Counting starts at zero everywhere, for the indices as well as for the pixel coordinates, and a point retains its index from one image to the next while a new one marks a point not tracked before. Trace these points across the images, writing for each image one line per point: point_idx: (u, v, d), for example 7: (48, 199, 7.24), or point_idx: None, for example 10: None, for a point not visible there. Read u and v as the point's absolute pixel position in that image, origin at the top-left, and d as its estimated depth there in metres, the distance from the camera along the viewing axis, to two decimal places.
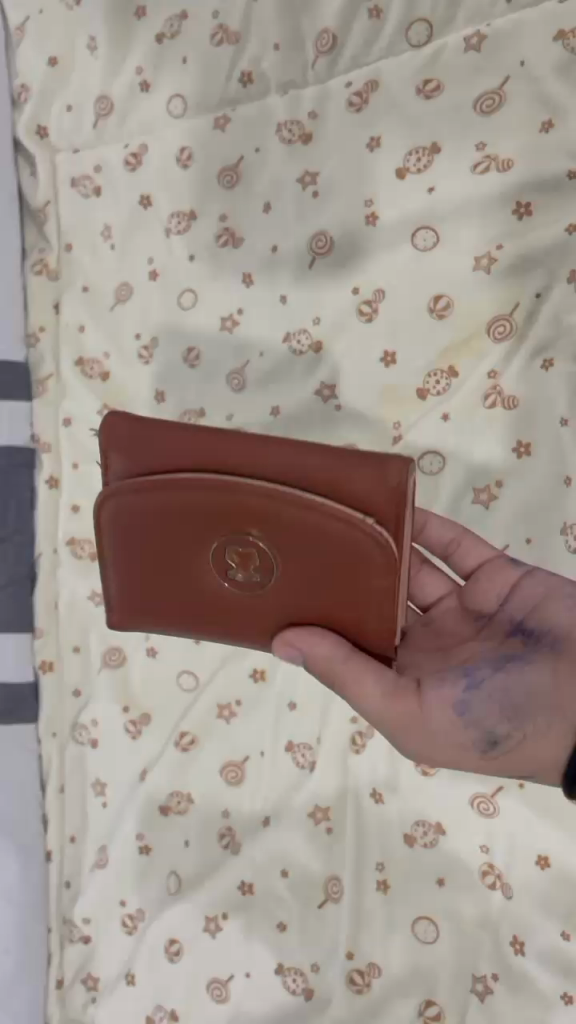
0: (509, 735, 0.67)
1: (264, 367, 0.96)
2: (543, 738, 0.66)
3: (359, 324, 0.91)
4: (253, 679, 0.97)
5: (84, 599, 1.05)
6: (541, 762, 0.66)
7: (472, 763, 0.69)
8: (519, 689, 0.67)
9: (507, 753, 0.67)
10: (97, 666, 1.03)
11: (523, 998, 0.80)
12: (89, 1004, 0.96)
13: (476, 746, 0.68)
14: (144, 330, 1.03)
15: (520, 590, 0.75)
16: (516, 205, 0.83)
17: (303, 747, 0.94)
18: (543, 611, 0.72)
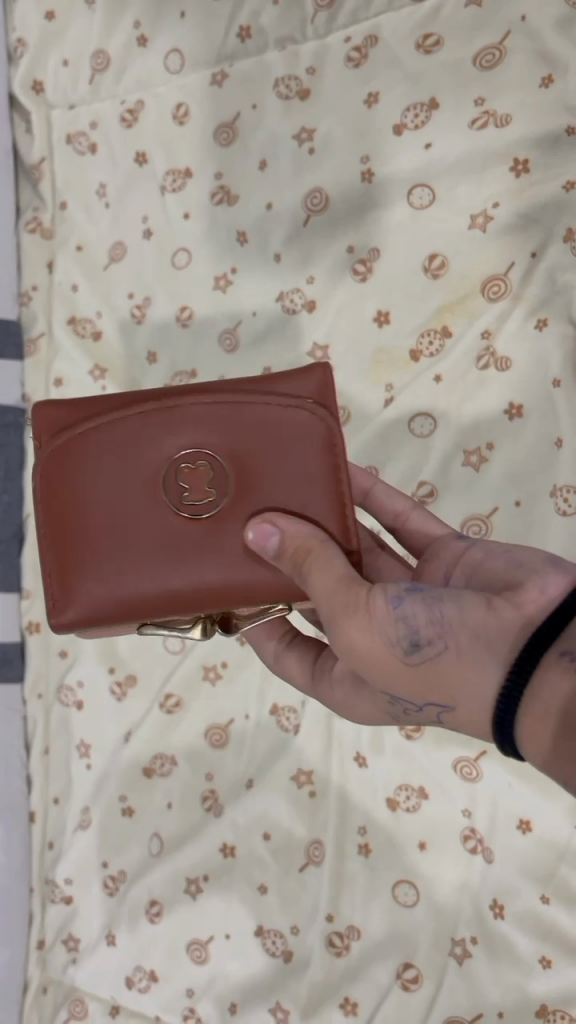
0: (432, 644, 0.52)
1: (257, 326, 0.95)
2: (468, 662, 0.51)
3: (353, 284, 0.90)
4: (240, 642, 0.96)
5: None
6: (464, 691, 0.51)
7: (402, 680, 0.53)
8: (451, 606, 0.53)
9: (429, 663, 0.52)
10: None
11: (502, 964, 0.78)
12: (69, 966, 0.96)
13: (397, 644, 0.52)
14: (137, 288, 1.02)
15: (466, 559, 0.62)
16: (513, 163, 0.82)
17: (288, 710, 0.93)
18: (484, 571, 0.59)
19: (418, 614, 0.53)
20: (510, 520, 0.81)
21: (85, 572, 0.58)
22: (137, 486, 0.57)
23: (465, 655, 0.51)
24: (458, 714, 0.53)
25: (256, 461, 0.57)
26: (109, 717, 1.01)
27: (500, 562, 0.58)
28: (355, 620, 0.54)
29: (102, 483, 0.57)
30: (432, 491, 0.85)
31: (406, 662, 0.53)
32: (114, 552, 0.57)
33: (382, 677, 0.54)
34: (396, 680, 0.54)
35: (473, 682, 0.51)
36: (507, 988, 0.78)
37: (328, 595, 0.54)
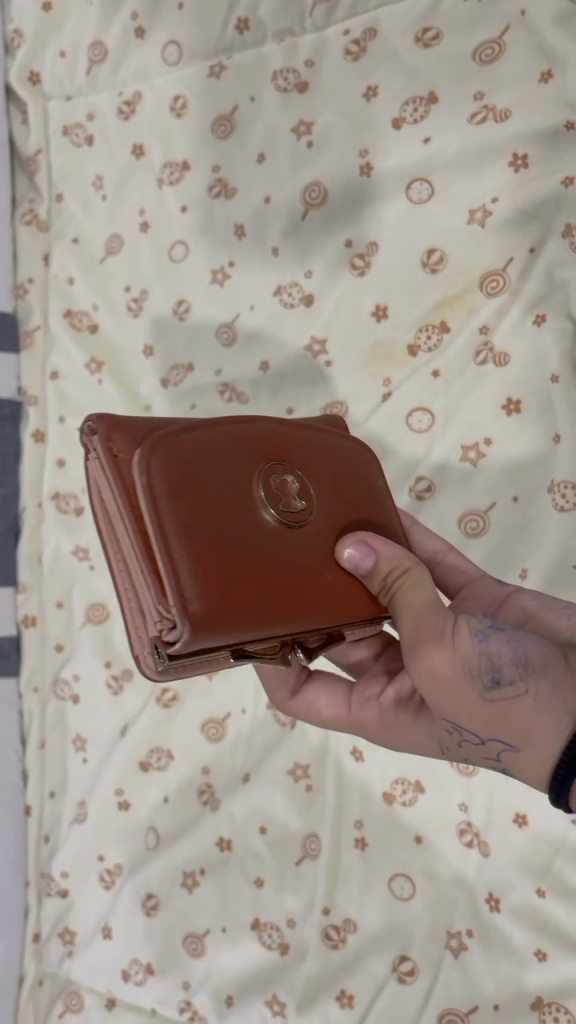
0: (513, 685, 0.51)
1: (254, 320, 0.95)
2: (550, 711, 0.49)
3: (351, 278, 0.90)
4: None
5: (68, 554, 1.04)
6: (533, 737, 0.50)
7: (473, 716, 0.52)
8: (535, 647, 0.52)
9: (503, 702, 0.51)
10: (79, 621, 1.03)
11: (497, 956, 0.79)
12: (66, 959, 0.97)
13: (477, 679, 0.52)
14: (134, 282, 1.02)
15: (508, 607, 0.62)
16: (512, 158, 0.82)
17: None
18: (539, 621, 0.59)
19: (502, 652, 0.52)
20: (507, 515, 0.81)
21: (197, 592, 0.48)
22: (237, 497, 0.52)
23: (543, 703, 0.50)
24: (521, 758, 0.51)
25: (331, 484, 0.58)
26: (105, 711, 1.00)
27: (563, 620, 0.58)
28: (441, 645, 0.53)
29: (211, 488, 0.51)
30: (429, 486, 0.85)
31: (483, 698, 0.51)
32: (231, 562, 0.50)
33: (453, 708, 0.53)
34: (466, 712, 0.53)
35: (543, 731, 0.49)
36: (502, 981, 0.78)
37: (419, 610, 0.55)
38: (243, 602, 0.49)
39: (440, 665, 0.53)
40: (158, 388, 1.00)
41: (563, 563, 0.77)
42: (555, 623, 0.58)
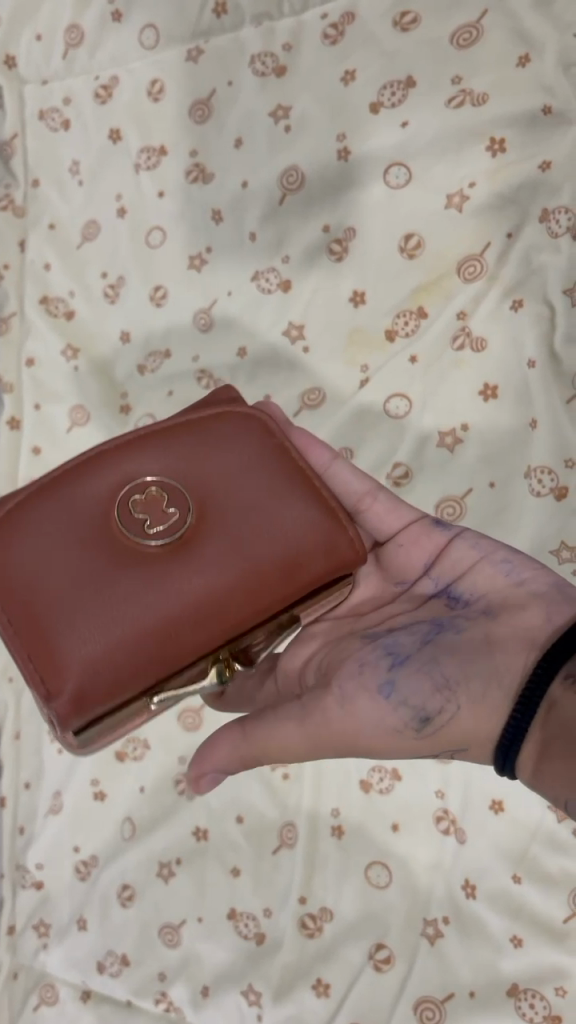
0: (443, 710, 0.55)
1: (232, 307, 0.95)
2: (483, 712, 0.55)
3: (329, 263, 0.90)
4: None
5: None
6: (475, 737, 0.55)
7: (415, 747, 0.57)
8: (449, 665, 0.57)
9: (439, 729, 0.56)
10: None
11: (473, 943, 0.79)
12: (40, 952, 0.93)
13: (408, 723, 0.56)
14: (111, 268, 1.01)
15: (445, 557, 0.67)
16: (490, 143, 0.82)
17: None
18: (471, 573, 0.65)
19: (420, 691, 0.56)
20: (483, 500, 0.81)
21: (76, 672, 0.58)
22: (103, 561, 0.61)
23: (475, 708, 0.55)
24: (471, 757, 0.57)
25: (206, 484, 0.65)
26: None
27: (501, 576, 0.63)
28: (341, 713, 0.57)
29: (76, 573, 0.61)
30: (407, 472, 0.85)
31: (419, 736, 0.56)
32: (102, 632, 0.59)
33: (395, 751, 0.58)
34: (406, 748, 0.57)
35: (479, 734, 0.55)
36: (478, 967, 0.77)
37: None
38: (116, 657, 0.58)
39: (364, 726, 0.56)
40: (136, 375, 1.00)
41: (539, 548, 0.77)
42: (492, 578, 0.63)
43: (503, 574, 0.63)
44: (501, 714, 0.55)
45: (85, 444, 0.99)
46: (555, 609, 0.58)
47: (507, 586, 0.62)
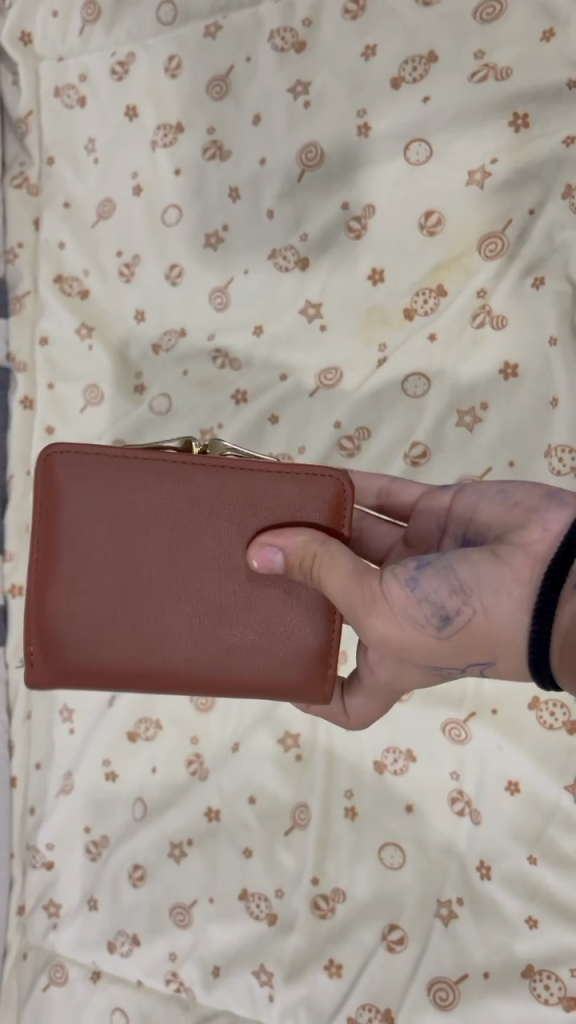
0: (461, 610, 0.56)
1: (249, 285, 0.94)
2: (506, 616, 0.55)
3: (348, 240, 0.89)
4: None
5: None
6: (500, 638, 0.55)
7: (442, 650, 0.58)
8: (464, 572, 0.57)
9: (463, 630, 0.56)
10: None
11: (487, 924, 0.78)
12: (51, 931, 0.95)
13: (429, 622, 0.57)
14: (126, 247, 1.01)
15: (453, 509, 0.66)
16: (513, 118, 0.81)
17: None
18: (476, 513, 0.63)
19: (438, 588, 0.56)
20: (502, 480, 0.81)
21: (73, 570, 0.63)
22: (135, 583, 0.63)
23: (494, 615, 0.55)
24: (500, 665, 0.57)
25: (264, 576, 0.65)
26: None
27: (497, 504, 0.62)
28: (378, 611, 0.58)
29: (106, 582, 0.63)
30: (425, 452, 0.84)
31: (441, 634, 0.57)
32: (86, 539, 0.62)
33: (422, 655, 0.58)
34: (438, 652, 0.58)
35: (507, 631, 0.55)
36: (493, 949, 0.77)
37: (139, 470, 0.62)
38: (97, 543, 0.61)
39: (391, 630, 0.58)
40: (150, 355, 1.00)
41: None
42: (490, 509, 0.62)
43: (498, 501, 0.62)
44: (524, 616, 0.54)
45: (97, 426, 1.00)
46: (552, 516, 0.57)
47: (503, 512, 0.61)
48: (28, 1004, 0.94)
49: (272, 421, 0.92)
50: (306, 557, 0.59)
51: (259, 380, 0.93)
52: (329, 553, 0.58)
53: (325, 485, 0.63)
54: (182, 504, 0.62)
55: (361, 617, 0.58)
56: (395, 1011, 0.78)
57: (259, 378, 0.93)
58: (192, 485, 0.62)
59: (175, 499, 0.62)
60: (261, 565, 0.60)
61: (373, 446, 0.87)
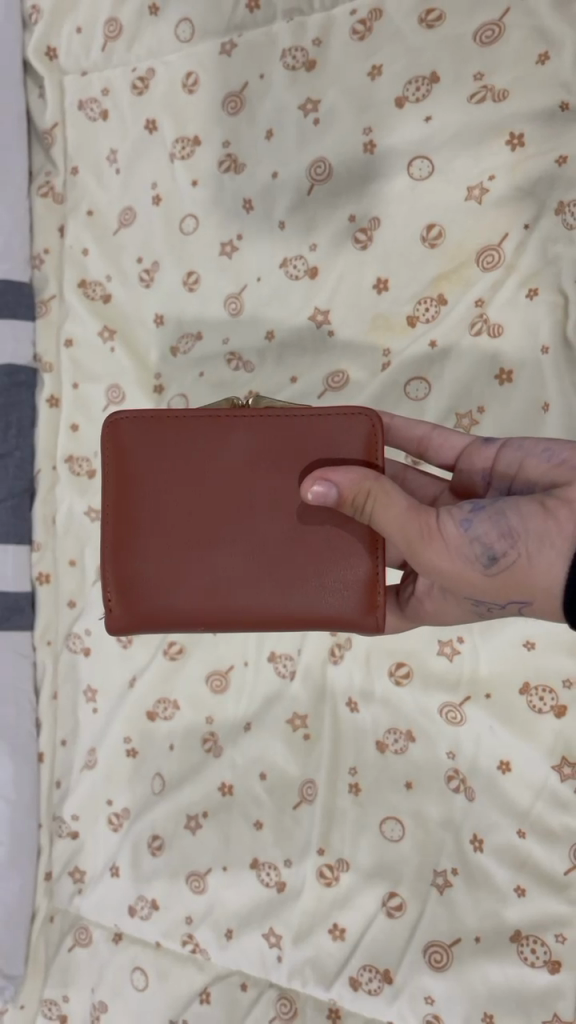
0: (507, 552, 0.59)
1: (261, 292, 0.99)
2: (547, 560, 0.57)
3: (354, 251, 0.94)
4: None
5: (81, 516, 1.09)
6: (539, 582, 0.58)
7: (489, 587, 0.61)
8: (514, 515, 0.59)
9: (508, 569, 0.59)
10: (92, 580, 1.08)
11: (480, 892, 0.84)
12: (76, 895, 1.03)
13: (478, 560, 0.60)
14: (146, 254, 1.07)
15: (500, 461, 0.69)
16: (509, 137, 0.86)
17: (285, 656, 0.98)
18: (524, 467, 0.67)
19: (489, 531, 0.59)
20: None
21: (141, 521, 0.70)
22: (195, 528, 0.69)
23: (538, 560, 0.58)
24: (538, 606, 0.60)
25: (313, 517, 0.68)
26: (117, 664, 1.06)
27: (543, 462, 0.65)
28: (435, 545, 0.61)
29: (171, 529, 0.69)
30: None
31: (488, 569, 0.60)
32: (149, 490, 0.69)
33: (468, 588, 0.62)
34: (484, 588, 0.61)
35: (544, 581, 0.58)
36: (484, 914, 0.83)
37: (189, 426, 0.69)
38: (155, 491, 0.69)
39: (444, 562, 0.61)
40: (168, 357, 1.05)
41: None
42: (537, 466, 0.65)
43: (544, 458, 0.65)
44: (565, 561, 0.57)
45: None
46: None
47: (550, 468, 0.64)
48: (56, 961, 1.02)
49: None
50: (362, 496, 0.61)
51: (272, 384, 0.99)
52: (384, 492, 0.61)
53: (359, 420, 0.67)
54: (233, 453, 0.68)
55: (418, 548, 0.62)
56: (393, 971, 0.85)
57: (270, 380, 0.99)
58: (236, 431, 0.68)
59: (225, 450, 0.68)
60: (317, 497, 0.61)
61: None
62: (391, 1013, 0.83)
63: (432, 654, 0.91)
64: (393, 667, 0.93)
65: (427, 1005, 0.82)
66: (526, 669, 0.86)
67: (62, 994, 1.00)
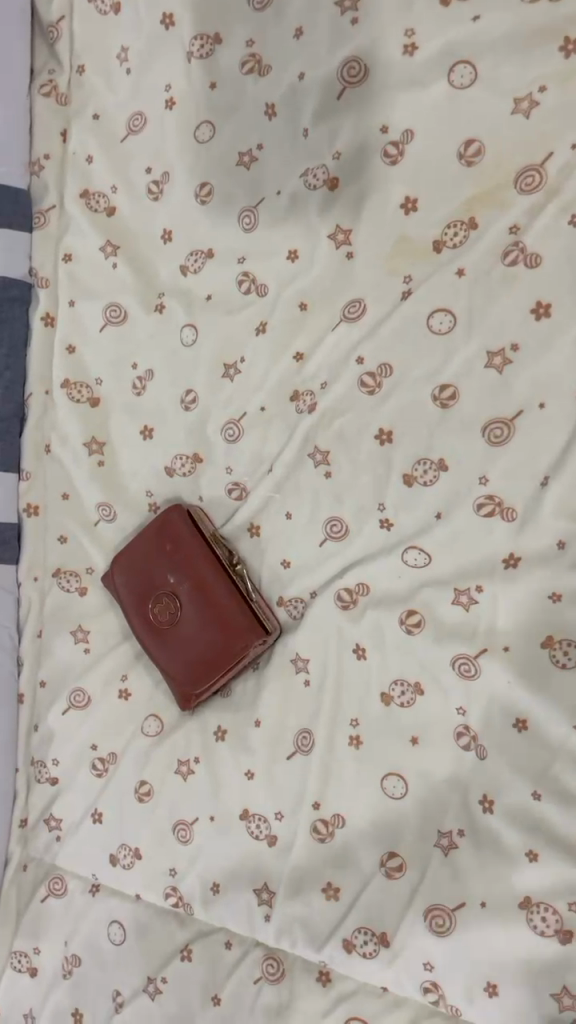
0: None
1: (279, 207, 0.91)
2: None
3: (382, 166, 0.84)
4: (249, 535, 0.96)
5: (79, 449, 1.03)
6: None
7: None
8: None
9: None
10: (90, 514, 1.03)
11: (487, 855, 0.78)
12: (53, 842, 1.02)
13: None
14: (156, 162, 0.99)
15: None
16: (563, 42, 0.74)
17: (295, 600, 0.93)
18: None
19: None
20: (531, 419, 0.77)
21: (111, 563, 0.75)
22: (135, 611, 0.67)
23: None
24: None
25: None
26: (112, 608, 1.03)
27: None
28: None
29: None
30: (454, 393, 0.81)
31: None
32: None
33: None
34: None
35: None
36: (490, 879, 0.77)
37: None
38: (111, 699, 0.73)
39: None
40: (178, 278, 0.97)
41: None
42: None
43: None
44: None
45: (117, 351, 1.01)
46: None
47: None
48: (29, 908, 1.02)
49: (297, 359, 0.91)
50: None
51: (282, 317, 0.91)
52: None
53: None
54: None
55: None
56: (391, 934, 0.81)
57: (283, 308, 0.91)
58: None
59: None
60: None
61: (395, 384, 0.84)
62: (387, 977, 0.80)
63: (447, 603, 0.83)
64: (404, 615, 0.85)
65: (426, 971, 0.78)
66: (549, 623, 0.76)
67: (33, 946, 1.00)
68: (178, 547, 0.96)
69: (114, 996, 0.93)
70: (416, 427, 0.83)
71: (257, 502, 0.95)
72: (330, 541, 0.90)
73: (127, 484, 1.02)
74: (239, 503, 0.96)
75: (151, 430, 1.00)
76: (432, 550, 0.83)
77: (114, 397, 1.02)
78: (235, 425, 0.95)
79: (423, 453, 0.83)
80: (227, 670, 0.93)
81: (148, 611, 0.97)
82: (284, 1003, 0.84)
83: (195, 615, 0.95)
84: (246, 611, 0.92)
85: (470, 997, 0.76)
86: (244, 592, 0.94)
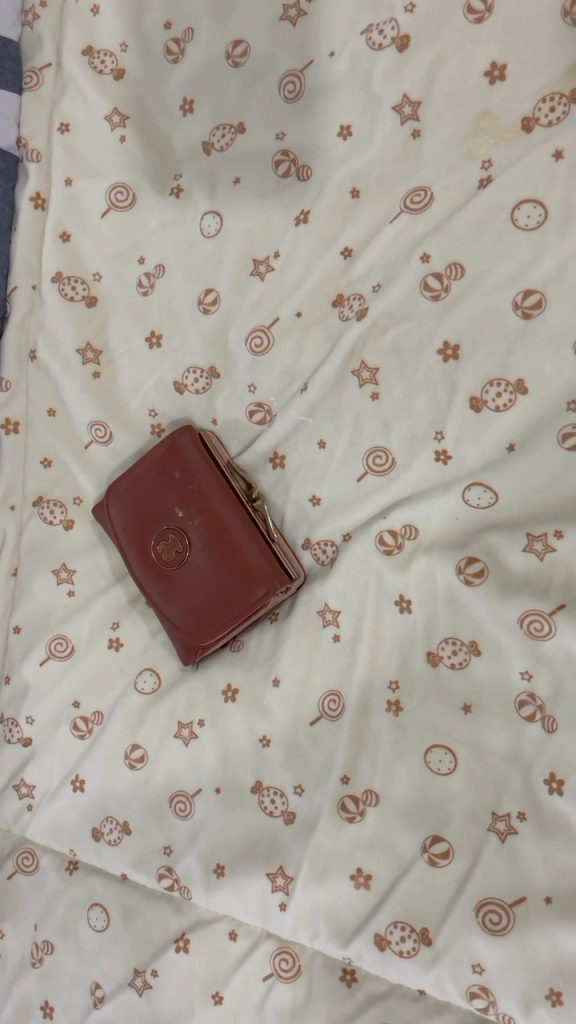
0: None
1: (331, 74, 0.75)
2: None
3: (465, 23, 0.69)
4: (272, 468, 0.83)
5: (71, 357, 0.90)
6: None
7: None
8: None
9: None
10: (81, 437, 0.90)
11: (553, 843, 0.66)
12: (23, 813, 0.87)
13: None
14: (176, 17, 0.83)
15: None
16: None
17: (323, 544, 0.81)
18: None
19: None
20: None
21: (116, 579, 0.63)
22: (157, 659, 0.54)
23: None
24: None
25: None
26: (104, 544, 0.90)
27: None
28: None
29: None
30: (540, 301, 0.68)
31: None
32: None
33: None
34: None
35: None
36: (558, 871, 0.65)
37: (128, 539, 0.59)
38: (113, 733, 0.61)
39: None
40: (199, 153, 0.84)
41: None
42: None
43: None
44: None
45: (121, 244, 0.88)
46: None
47: None
48: None
49: (345, 255, 0.78)
50: None
51: (328, 208, 0.78)
52: None
53: None
54: None
55: None
56: (433, 932, 0.68)
57: (327, 198, 0.77)
58: None
59: None
60: None
61: (466, 289, 0.71)
62: (427, 982, 0.67)
63: (516, 550, 0.70)
64: (463, 564, 0.73)
65: (474, 975, 0.65)
66: None
67: None
68: (189, 479, 0.82)
69: (93, 990, 0.80)
70: (491, 340, 0.70)
71: (285, 429, 0.82)
72: (373, 475, 0.77)
73: (126, 400, 0.89)
74: (262, 429, 0.84)
75: (159, 336, 0.87)
76: (500, 489, 0.71)
77: (114, 296, 0.89)
78: (263, 333, 0.82)
79: (497, 372, 0.70)
80: (241, 620, 0.80)
81: (149, 554, 0.82)
82: (299, 1005, 0.71)
83: (205, 559, 0.81)
84: (266, 556, 0.79)
85: (528, 1008, 0.63)
86: (265, 534, 0.80)
